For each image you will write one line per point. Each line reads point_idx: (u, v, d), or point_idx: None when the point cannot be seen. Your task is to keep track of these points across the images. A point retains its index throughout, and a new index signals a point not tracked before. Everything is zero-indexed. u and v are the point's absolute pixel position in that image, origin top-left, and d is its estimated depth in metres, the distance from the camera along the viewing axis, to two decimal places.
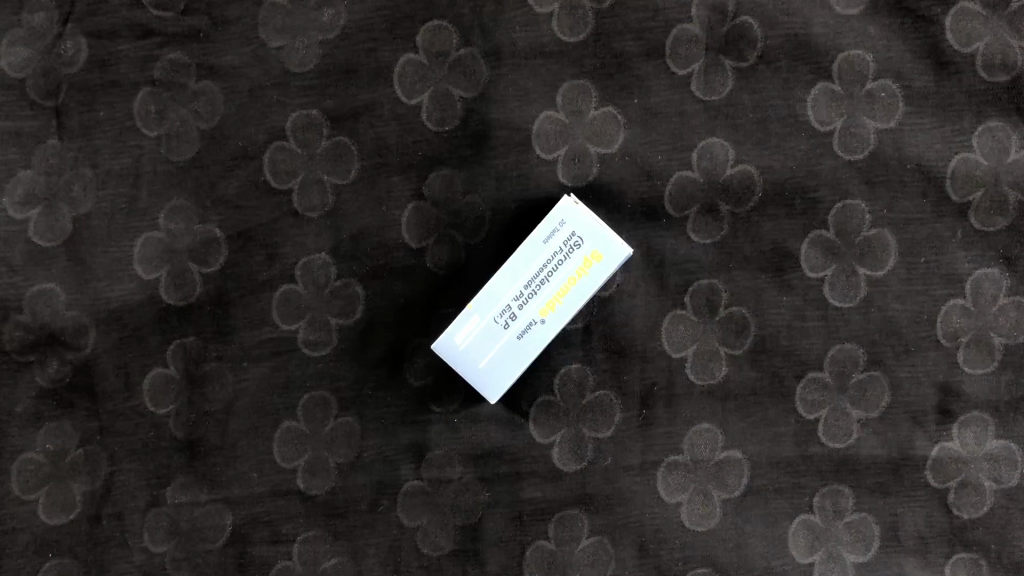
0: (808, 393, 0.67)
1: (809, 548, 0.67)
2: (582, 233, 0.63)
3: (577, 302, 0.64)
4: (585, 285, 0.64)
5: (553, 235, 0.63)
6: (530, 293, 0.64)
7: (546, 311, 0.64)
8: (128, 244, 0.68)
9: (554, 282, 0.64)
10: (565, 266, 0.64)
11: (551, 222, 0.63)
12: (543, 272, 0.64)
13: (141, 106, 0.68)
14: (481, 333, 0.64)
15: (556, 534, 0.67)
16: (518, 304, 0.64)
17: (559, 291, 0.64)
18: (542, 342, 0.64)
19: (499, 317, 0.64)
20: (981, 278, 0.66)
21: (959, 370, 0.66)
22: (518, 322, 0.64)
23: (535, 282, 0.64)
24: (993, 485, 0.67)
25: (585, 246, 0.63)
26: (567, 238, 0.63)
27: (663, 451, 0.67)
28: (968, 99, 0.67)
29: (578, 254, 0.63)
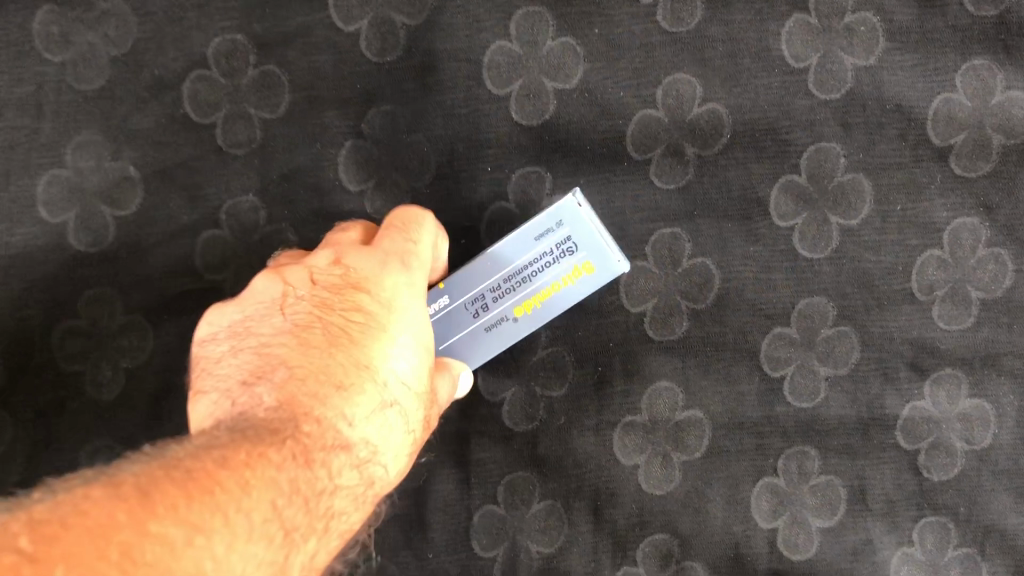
0: (774, 349, 0.63)
1: (773, 513, 0.63)
2: (578, 237, 0.59)
3: (555, 309, 0.60)
4: (568, 295, 0.60)
5: (546, 233, 0.59)
6: (508, 289, 0.60)
7: (521, 311, 0.60)
8: (30, 183, 0.61)
9: (537, 284, 0.60)
10: (552, 272, 0.59)
11: (548, 218, 0.59)
12: (526, 270, 0.60)
13: (42, 27, 0.61)
14: (447, 318, 0.60)
15: (506, 499, 0.63)
16: (494, 296, 0.60)
17: (538, 294, 0.60)
18: (510, 340, 0.61)
19: (470, 306, 0.60)
20: (961, 227, 0.62)
21: (933, 326, 0.63)
22: (490, 315, 0.60)
23: (516, 278, 0.60)
24: (965, 445, 0.64)
25: (578, 254, 0.59)
26: (559, 240, 0.59)
27: (620, 411, 0.63)
28: (953, 35, 0.61)
29: (568, 261, 0.59)
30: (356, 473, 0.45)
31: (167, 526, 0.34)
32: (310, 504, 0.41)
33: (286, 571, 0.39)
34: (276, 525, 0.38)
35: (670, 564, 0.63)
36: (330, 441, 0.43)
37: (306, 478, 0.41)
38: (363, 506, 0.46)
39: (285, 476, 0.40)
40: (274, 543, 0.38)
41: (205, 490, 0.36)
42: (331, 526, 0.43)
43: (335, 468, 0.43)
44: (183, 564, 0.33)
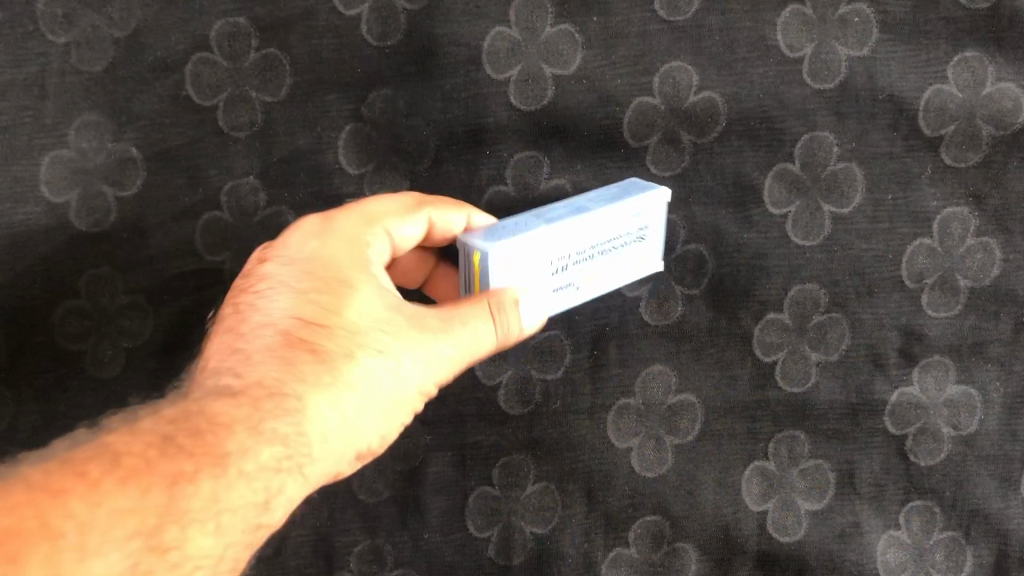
0: (766, 335, 0.64)
1: (763, 496, 0.65)
2: (654, 233, 0.60)
3: (608, 290, 0.61)
4: (625, 276, 0.61)
5: (638, 219, 0.59)
6: (587, 258, 0.58)
7: (586, 280, 0.59)
8: (30, 163, 0.61)
9: (604, 267, 0.59)
10: (626, 252, 0.59)
11: (646, 203, 0.58)
12: (611, 243, 0.58)
13: (44, 8, 0.61)
14: (529, 268, 0.55)
15: (501, 480, 0.64)
16: (574, 261, 0.57)
17: (606, 269, 0.59)
18: (562, 307, 0.59)
19: (553, 264, 0.56)
20: (950, 217, 0.63)
21: (922, 313, 0.64)
22: (563, 277, 0.57)
23: (599, 247, 0.58)
24: (952, 431, 0.65)
25: (649, 241, 0.60)
26: (642, 228, 0.59)
27: (615, 394, 0.64)
28: (946, 27, 0.62)
29: (641, 245, 0.60)
30: (253, 413, 0.46)
31: (14, 497, 0.39)
32: (200, 453, 0.43)
33: (173, 514, 0.41)
34: (146, 474, 0.41)
35: (662, 545, 0.64)
36: (231, 401, 0.46)
37: (178, 433, 0.44)
38: (291, 448, 0.46)
39: (157, 437, 0.43)
40: (154, 486, 0.41)
41: (70, 463, 0.42)
42: (234, 464, 0.44)
43: (223, 414, 0.45)
44: (28, 522, 0.39)
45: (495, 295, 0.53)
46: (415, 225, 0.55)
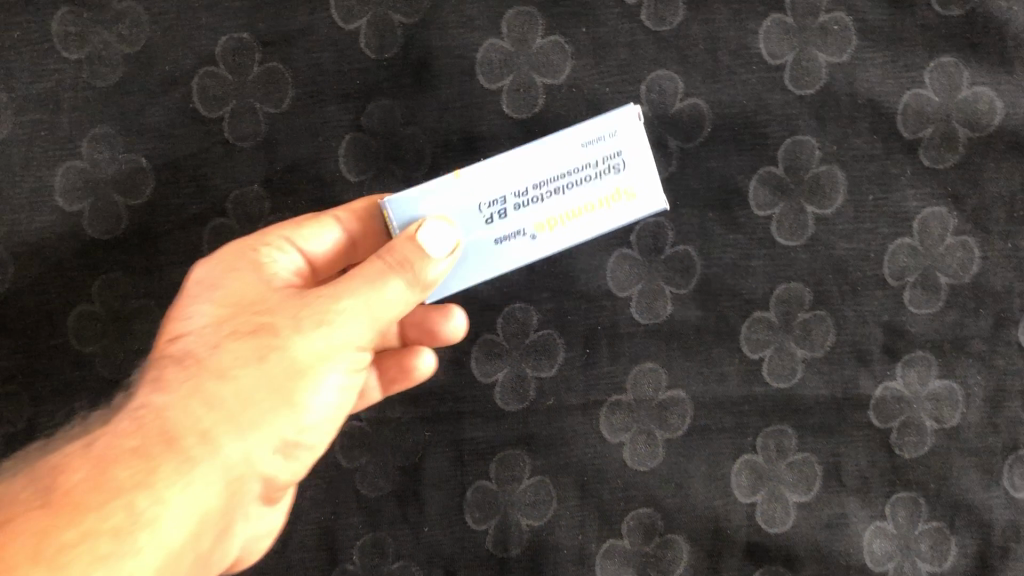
0: (753, 332, 0.66)
1: (752, 489, 0.67)
2: (634, 153, 0.53)
3: (579, 235, 0.54)
4: (597, 219, 0.53)
5: (594, 142, 0.52)
6: (533, 198, 0.53)
7: (542, 227, 0.54)
8: (47, 174, 0.64)
9: (562, 206, 0.53)
10: (586, 190, 0.53)
11: (603, 123, 0.52)
12: (562, 179, 0.53)
13: (59, 28, 0.64)
14: (456, 212, 0.54)
15: (498, 474, 0.66)
16: (515, 202, 0.53)
17: (566, 211, 0.53)
18: (521, 258, 0.54)
19: (486, 207, 0.53)
20: (929, 217, 0.65)
21: (904, 310, 0.66)
22: (506, 223, 0.54)
23: (547, 184, 0.53)
24: (935, 424, 0.67)
25: (621, 175, 0.53)
26: (602, 156, 0.52)
27: (607, 391, 0.66)
28: (922, 34, 0.64)
29: (610, 180, 0.53)
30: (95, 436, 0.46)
31: None
32: (45, 496, 0.43)
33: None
34: None
35: (654, 537, 0.66)
36: (91, 436, 0.47)
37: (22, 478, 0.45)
38: (154, 459, 0.46)
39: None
40: None
41: None
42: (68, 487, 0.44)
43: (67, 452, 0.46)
44: None
45: (407, 231, 0.52)
46: (322, 231, 0.59)
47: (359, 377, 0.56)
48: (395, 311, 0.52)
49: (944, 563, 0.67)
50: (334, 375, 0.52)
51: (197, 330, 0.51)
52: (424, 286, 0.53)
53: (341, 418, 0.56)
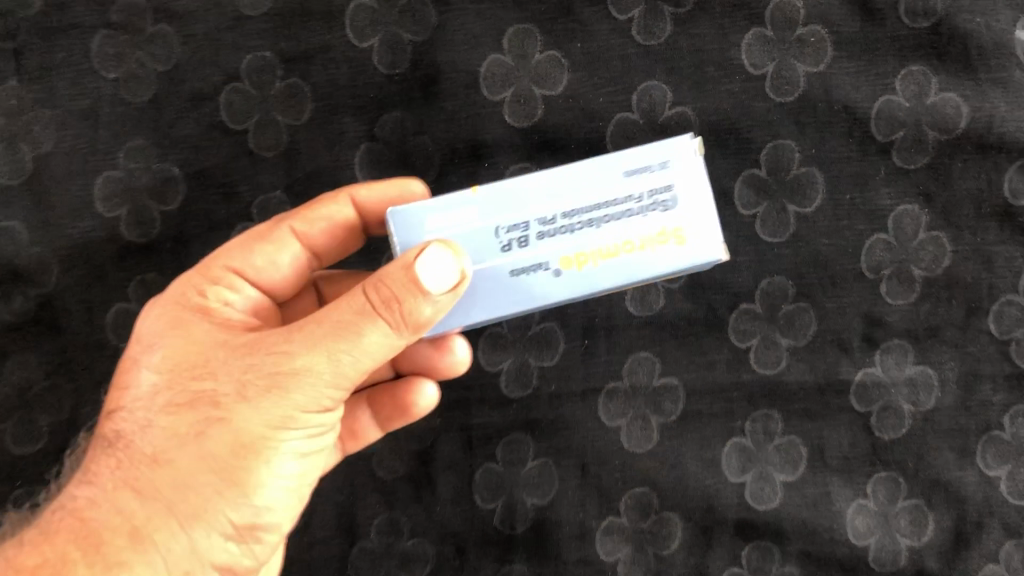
0: (740, 323, 0.71)
1: (741, 469, 0.72)
2: (686, 188, 0.53)
3: (611, 274, 0.53)
4: (632, 259, 0.53)
5: (641, 172, 0.52)
6: (566, 229, 0.53)
7: (572, 262, 0.53)
8: (87, 183, 0.70)
9: (602, 238, 0.53)
10: (624, 225, 0.53)
11: (649, 155, 0.52)
12: (598, 210, 0.53)
13: (99, 49, 0.70)
14: (476, 238, 0.53)
15: (504, 457, 0.71)
16: (545, 233, 0.53)
17: (600, 248, 0.53)
18: (549, 294, 0.53)
19: (511, 235, 0.53)
20: (903, 214, 0.70)
21: (882, 301, 0.71)
22: (530, 254, 0.53)
23: (583, 215, 0.53)
24: (912, 407, 0.72)
25: (665, 213, 0.52)
26: (648, 189, 0.52)
27: (604, 378, 0.71)
28: (892, 45, 0.70)
29: (653, 216, 0.53)
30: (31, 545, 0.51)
31: None
32: None
33: None
34: None
35: (650, 514, 0.71)
36: (32, 540, 0.52)
37: None
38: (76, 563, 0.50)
39: None
40: None
41: None
42: None
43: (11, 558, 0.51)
44: None
45: (404, 259, 0.50)
46: (263, 245, 0.62)
47: (321, 436, 0.57)
48: (361, 358, 0.52)
49: (922, 537, 0.71)
50: (287, 442, 0.54)
51: (138, 404, 0.54)
52: (418, 325, 0.51)
53: (312, 471, 0.57)
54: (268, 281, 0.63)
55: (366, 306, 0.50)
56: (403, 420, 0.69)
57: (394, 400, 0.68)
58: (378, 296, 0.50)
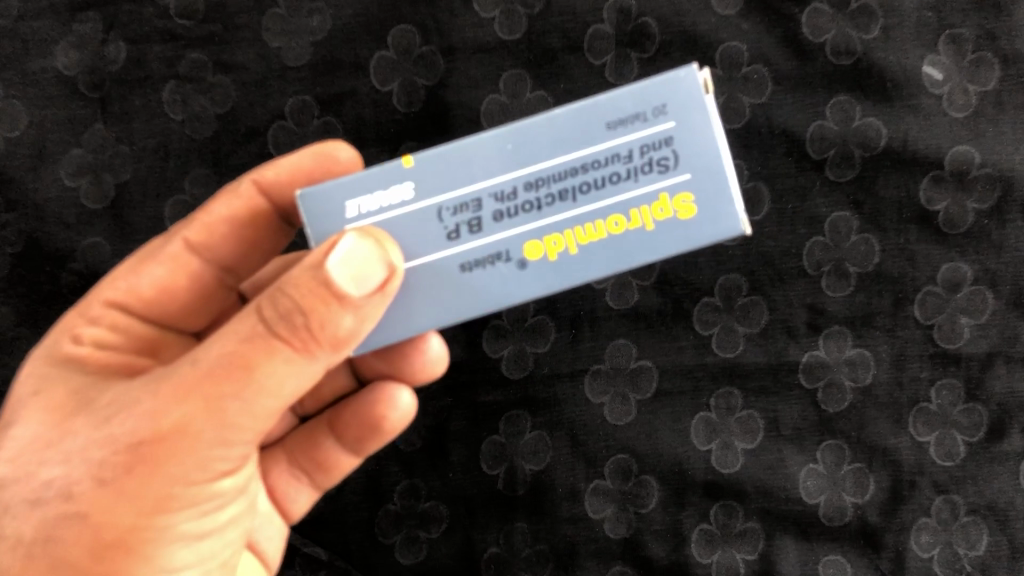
0: (703, 314, 0.84)
1: (707, 438, 0.84)
2: (684, 131, 0.55)
3: (590, 254, 0.56)
4: (610, 238, 0.55)
5: (627, 122, 0.55)
6: (533, 207, 0.55)
7: (545, 246, 0.56)
8: (159, 205, 0.84)
9: (584, 208, 0.55)
10: (603, 198, 0.55)
11: (632, 107, 0.55)
12: (572, 182, 0.55)
13: (169, 96, 0.85)
14: (423, 229, 0.56)
15: (506, 430, 0.84)
16: (507, 213, 0.56)
17: (575, 230, 0.55)
18: (522, 282, 0.56)
19: (463, 222, 0.56)
20: (838, 219, 0.84)
21: (823, 294, 0.84)
22: (486, 236, 0.56)
23: (552, 192, 0.55)
24: (853, 383, 0.84)
25: (652, 178, 0.55)
26: (638, 145, 0.55)
27: (589, 361, 0.84)
28: (822, 79, 0.84)
29: (642, 180, 0.55)
30: None
31: None
32: None
33: None
34: None
35: (631, 477, 0.84)
36: None
37: None
38: None
39: None
40: None
41: None
42: None
43: None
44: None
45: (316, 257, 0.52)
46: (151, 270, 0.70)
47: (219, 510, 0.61)
48: (247, 404, 0.55)
49: (864, 495, 0.83)
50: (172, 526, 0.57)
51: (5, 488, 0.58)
52: (335, 338, 0.53)
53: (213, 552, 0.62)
54: (157, 314, 0.70)
55: (253, 337, 0.53)
56: (373, 440, 0.77)
57: (366, 421, 0.76)
58: (276, 315, 0.53)
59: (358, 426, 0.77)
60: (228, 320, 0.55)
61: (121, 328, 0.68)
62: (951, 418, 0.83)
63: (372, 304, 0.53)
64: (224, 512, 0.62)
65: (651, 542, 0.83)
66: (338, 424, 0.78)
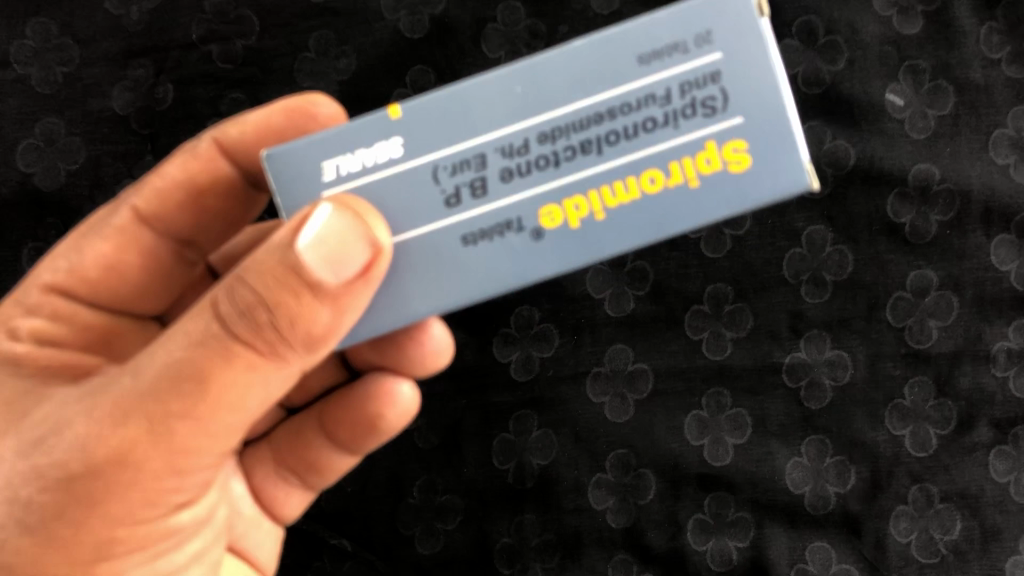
0: (693, 320, 0.93)
1: (699, 434, 0.91)
2: (729, 61, 0.56)
3: (620, 213, 0.57)
4: (640, 195, 0.57)
5: (662, 54, 0.56)
6: (552, 163, 0.57)
7: (569, 205, 0.57)
8: None
9: (610, 163, 0.56)
10: (637, 151, 0.56)
11: (668, 39, 0.56)
12: (599, 132, 0.56)
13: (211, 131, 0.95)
14: (416, 196, 0.58)
15: (514, 428, 0.92)
16: (520, 171, 0.57)
17: (605, 189, 0.57)
18: (548, 241, 0.58)
19: (467, 184, 0.57)
20: (813, 232, 0.92)
21: (803, 300, 0.92)
22: (489, 198, 0.57)
23: (576, 143, 0.56)
24: (832, 382, 0.91)
25: (692, 125, 0.56)
26: (679, 81, 0.56)
27: (590, 364, 0.93)
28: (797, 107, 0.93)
29: (684, 125, 0.56)
30: None
31: None
32: None
33: None
34: None
35: (630, 471, 0.91)
36: None
37: None
38: None
39: None
40: None
41: None
42: None
43: None
44: None
45: (288, 233, 0.53)
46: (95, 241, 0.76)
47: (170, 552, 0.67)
48: (210, 413, 0.58)
49: (847, 485, 0.90)
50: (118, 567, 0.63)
51: None
52: (306, 335, 0.56)
53: None
54: (103, 297, 0.76)
55: (212, 343, 0.56)
56: (376, 437, 0.85)
57: (368, 420, 0.83)
58: (239, 316, 0.55)
59: (358, 424, 0.84)
60: (178, 326, 0.57)
61: (64, 315, 0.74)
62: (924, 413, 0.90)
63: (352, 292, 0.55)
64: (182, 551, 0.68)
65: (649, 531, 0.90)
66: (330, 428, 0.86)
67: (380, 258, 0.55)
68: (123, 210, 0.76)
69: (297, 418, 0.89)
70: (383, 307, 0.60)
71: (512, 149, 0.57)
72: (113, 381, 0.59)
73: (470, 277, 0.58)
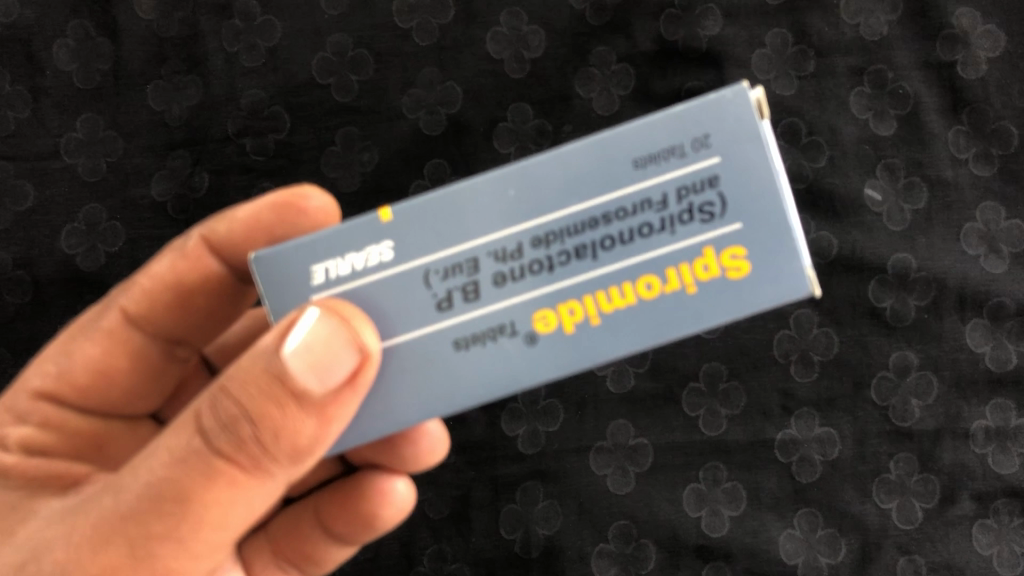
0: (690, 398, 0.98)
1: (697, 506, 0.96)
2: (725, 166, 0.57)
3: (615, 316, 0.58)
4: (636, 300, 0.58)
5: (660, 159, 0.57)
6: (546, 268, 0.58)
7: (563, 309, 0.58)
8: None
9: (607, 268, 0.58)
10: (634, 256, 0.58)
11: (664, 144, 0.57)
12: (592, 240, 0.58)
13: None
14: (408, 299, 0.59)
15: (521, 499, 0.97)
16: (515, 275, 0.58)
17: (601, 295, 0.58)
18: (544, 343, 0.59)
19: (461, 287, 0.59)
20: (800, 315, 0.99)
21: (793, 379, 0.98)
22: (482, 302, 0.59)
23: (570, 250, 0.58)
24: (822, 457, 0.96)
25: (687, 232, 0.57)
26: (674, 187, 0.57)
27: (593, 439, 0.98)
28: None
29: (681, 230, 0.57)
30: None
31: None
32: None
33: None
34: None
35: (631, 540, 0.96)
36: None
37: None
38: None
39: None
40: None
41: None
42: None
43: None
44: None
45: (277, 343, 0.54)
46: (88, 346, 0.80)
47: None
48: (192, 533, 0.56)
49: (837, 556, 0.95)
50: None
51: None
52: (291, 448, 0.55)
53: None
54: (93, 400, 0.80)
55: (193, 459, 0.55)
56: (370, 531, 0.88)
57: (362, 515, 0.87)
58: (221, 429, 0.55)
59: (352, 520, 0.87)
60: (157, 447, 0.57)
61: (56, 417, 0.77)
62: (908, 486, 0.95)
63: (339, 399, 0.55)
64: None
65: None
66: (328, 522, 0.88)
67: (366, 364, 0.56)
68: (113, 311, 0.80)
69: (293, 510, 0.91)
70: (377, 409, 0.61)
71: (506, 254, 0.58)
72: (91, 505, 0.59)
73: (464, 381, 0.59)
